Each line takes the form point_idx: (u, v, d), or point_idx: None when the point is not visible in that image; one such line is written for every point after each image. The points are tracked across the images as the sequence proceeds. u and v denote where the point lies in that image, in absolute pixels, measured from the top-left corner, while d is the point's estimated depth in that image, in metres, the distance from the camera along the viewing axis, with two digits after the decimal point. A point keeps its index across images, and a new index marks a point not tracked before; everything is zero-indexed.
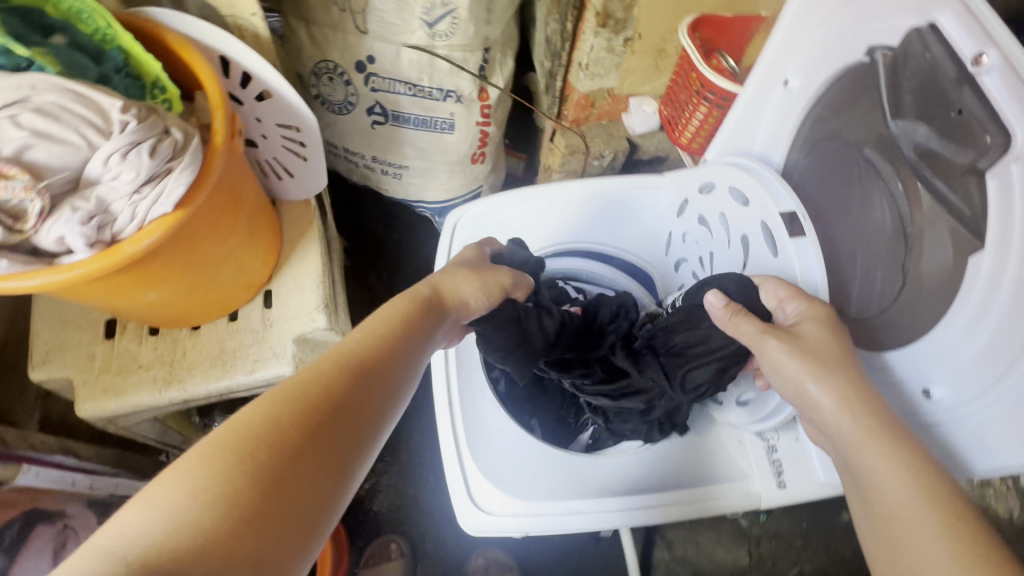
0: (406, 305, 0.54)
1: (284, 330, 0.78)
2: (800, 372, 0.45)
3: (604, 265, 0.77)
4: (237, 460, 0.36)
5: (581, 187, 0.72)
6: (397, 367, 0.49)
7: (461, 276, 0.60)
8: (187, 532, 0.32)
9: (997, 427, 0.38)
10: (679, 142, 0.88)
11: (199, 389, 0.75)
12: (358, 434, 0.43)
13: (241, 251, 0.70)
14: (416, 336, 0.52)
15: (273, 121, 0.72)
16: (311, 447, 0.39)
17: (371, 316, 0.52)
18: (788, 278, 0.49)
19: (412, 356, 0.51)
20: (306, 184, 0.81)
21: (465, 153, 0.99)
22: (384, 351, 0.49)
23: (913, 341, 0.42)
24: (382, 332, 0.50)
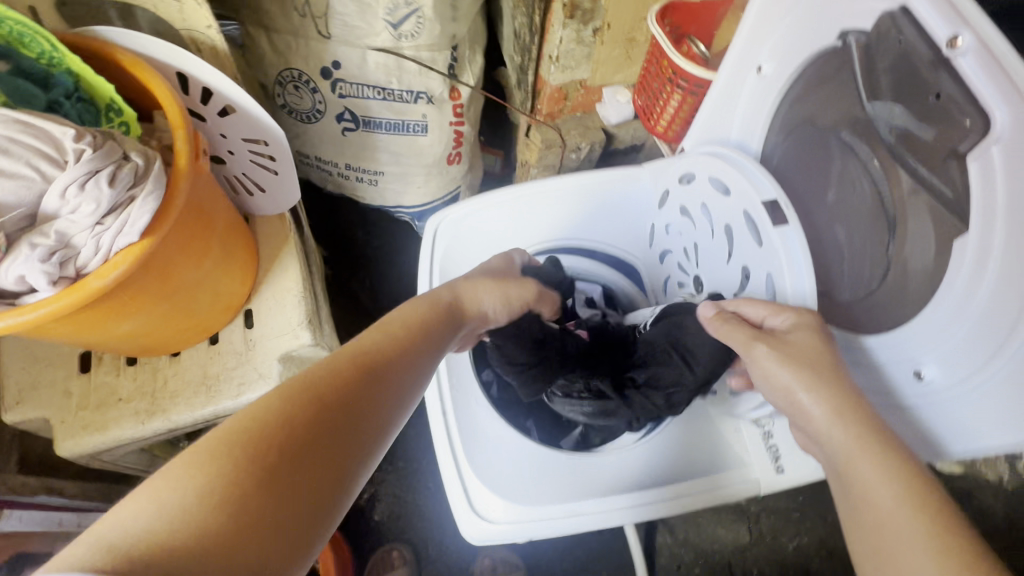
0: (419, 308, 0.55)
1: (269, 349, 0.77)
2: (791, 382, 0.45)
3: (589, 260, 0.76)
4: (243, 455, 0.36)
5: (566, 183, 0.71)
6: (402, 370, 0.49)
7: (484, 285, 0.61)
8: (184, 525, 0.31)
9: (982, 413, 0.39)
10: (655, 130, 0.88)
11: (183, 417, 0.72)
12: (364, 434, 0.43)
13: (218, 270, 0.68)
14: (427, 338, 0.53)
15: (240, 138, 0.69)
16: (317, 446, 0.39)
17: (385, 320, 0.53)
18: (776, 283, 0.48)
19: (422, 359, 0.52)
20: (280, 199, 0.79)
21: (441, 154, 0.97)
22: (393, 352, 0.50)
23: (900, 325, 0.43)
24: (397, 336, 0.51)
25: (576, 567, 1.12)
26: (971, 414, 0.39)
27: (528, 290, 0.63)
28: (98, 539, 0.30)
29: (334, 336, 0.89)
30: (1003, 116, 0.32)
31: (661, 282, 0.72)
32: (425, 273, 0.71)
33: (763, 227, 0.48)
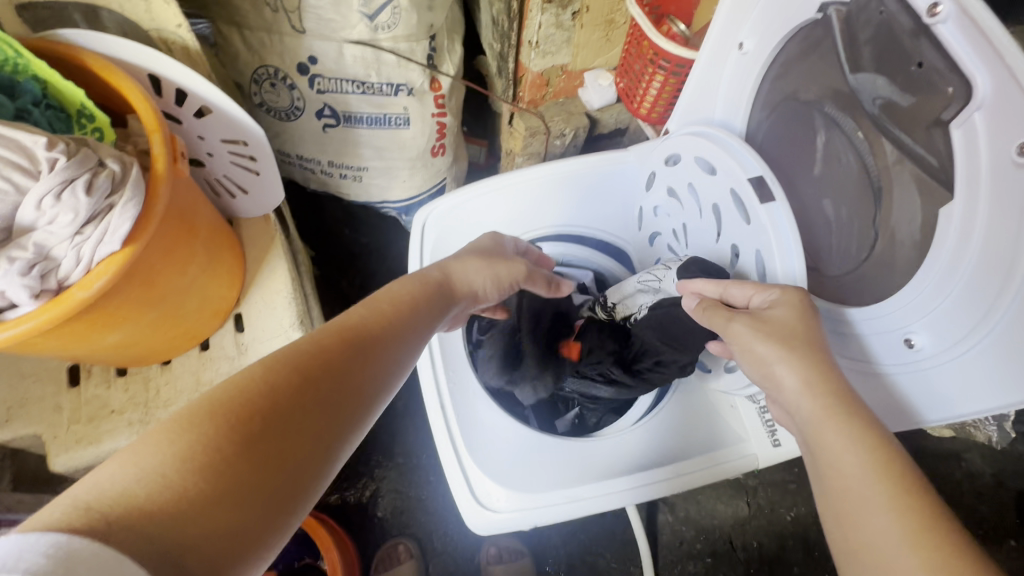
0: (409, 285, 0.56)
1: (261, 352, 0.76)
2: (768, 356, 0.45)
3: (579, 246, 0.76)
4: (225, 420, 0.35)
5: (552, 169, 0.71)
6: (392, 346, 0.49)
7: (472, 264, 0.61)
8: (166, 486, 0.31)
9: (959, 379, 0.39)
10: (639, 113, 0.88)
11: None
12: (350, 407, 0.43)
13: (205, 276, 0.67)
14: (415, 314, 0.53)
15: (218, 139, 0.68)
16: (301, 414, 0.39)
17: (376, 296, 0.53)
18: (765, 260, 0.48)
19: (412, 336, 0.52)
20: (263, 199, 0.77)
21: (424, 147, 0.96)
22: (383, 327, 0.50)
23: (887, 295, 0.43)
24: (387, 311, 0.51)
25: (580, 550, 1.13)
26: (952, 380, 0.40)
27: (518, 268, 0.63)
28: (73, 500, 0.29)
29: None
30: (985, 82, 0.32)
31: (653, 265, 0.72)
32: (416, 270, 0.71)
33: (750, 206, 0.48)
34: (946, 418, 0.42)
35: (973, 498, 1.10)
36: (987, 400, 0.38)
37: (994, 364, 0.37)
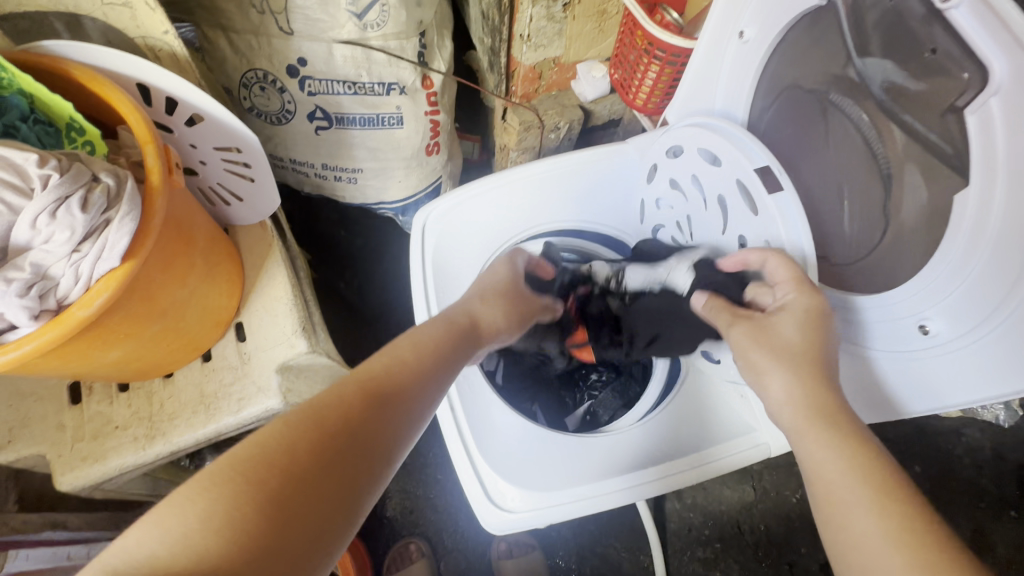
0: (429, 328, 0.58)
1: (264, 361, 0.75)
2: (765, 363, 0.49)
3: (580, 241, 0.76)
4: (252, 480, 0.37)
5: (550, 166, 0.70)
6: (413, 392, 0.50)
7: (488, 300, 0.64)
8: (189, 556, 0.33)
9: (947, 376, 0.41)
10: (634, 104, 0.87)
11: (184, 439, 0.71)
12: (373, 455, 0.44)
13: (205, 285, 0.66)
14: (436, 356, 0.54)
15: (212, 147, 0.67)
16: (323, 468, 0.40)
17: (396, 342, 0.54)
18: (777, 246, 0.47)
19: (434, 380, 0.52)
20: (259, 206, 0.76)
21: (419, 145, 0.95)
22: (403, 372, 0.51)
23: (891, 288, 0.44)
24: (405, 358, 0.52)
25: (591, 541, 1.14)
26: (926, 371, 0.43)
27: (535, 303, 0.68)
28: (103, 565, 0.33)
29: (330, 340, 0.88)
30: (1001, 68, 0.32)
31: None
32: (418, 275, 0.70)
33: (757, 195, 0.47)
34: (933, 408, 0.44)
35: (973, 471, 1.11)
36: (985, 391, 0.40)
37: (1004, 355, 0.37)
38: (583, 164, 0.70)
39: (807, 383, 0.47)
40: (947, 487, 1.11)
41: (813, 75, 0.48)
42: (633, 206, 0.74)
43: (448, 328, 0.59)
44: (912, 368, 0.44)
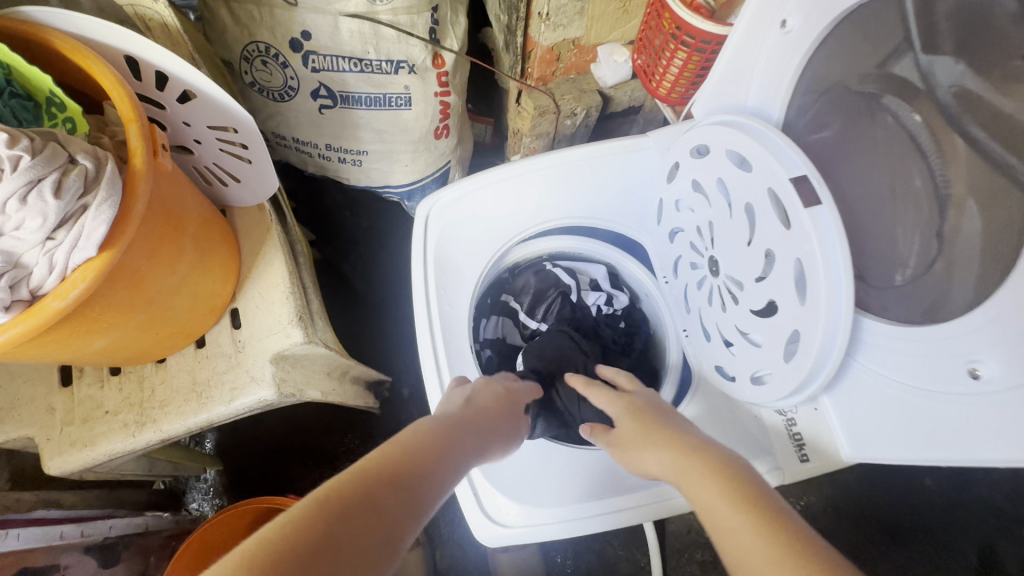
0: (451, 414, 0.55)
1: (260, 350, 0.73)
2: (641, 452, 0.54)
3: (591, 238, 0.77)
4: (268, 575, 0.32)
5: (565, 159, 0.66)
6: (433, 470, 0.47)
7: (498, 394, 0.61)
8: None
9: (964, 428, 0.38)
10: (657, 93, 0.82)
11: (175, 427, 0.69)
12: (391, 545, 0.39)
13: (196, 272, 0.64)
14: (456, 442, 0.51)
15: (206, 126, 0.64)
16: (342, 561, 0.35)
17: (416, 425, 0.52)
18: (807, 329, 0.42)
19: (452, 463, 0.49)
20: (256, 187, 0.74)
21: (427, 128, 0.91)
22: (423, 455, 0.47)
23: (922, 321, 0.40)
24: (428, 439, 0.50)
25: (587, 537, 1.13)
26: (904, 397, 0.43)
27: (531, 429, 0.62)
28: None
29: (330, 329, 0.86)
30: None
31: (671, 264, 0.64)
32: (418, 270, 0.67)
33: (790, 208, 0.41)
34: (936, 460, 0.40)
35: (988, 488, 1.07)
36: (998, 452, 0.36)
37: None
38: (596, 158, 0.66)
39: (670, 446, 0.52)
40: (956, 502, 1.08)
41: (866, 76, 0.43)
42: (649, 207, 0.70)
43: (473, 416, 0.56)
44: (881, 387, 0.44)
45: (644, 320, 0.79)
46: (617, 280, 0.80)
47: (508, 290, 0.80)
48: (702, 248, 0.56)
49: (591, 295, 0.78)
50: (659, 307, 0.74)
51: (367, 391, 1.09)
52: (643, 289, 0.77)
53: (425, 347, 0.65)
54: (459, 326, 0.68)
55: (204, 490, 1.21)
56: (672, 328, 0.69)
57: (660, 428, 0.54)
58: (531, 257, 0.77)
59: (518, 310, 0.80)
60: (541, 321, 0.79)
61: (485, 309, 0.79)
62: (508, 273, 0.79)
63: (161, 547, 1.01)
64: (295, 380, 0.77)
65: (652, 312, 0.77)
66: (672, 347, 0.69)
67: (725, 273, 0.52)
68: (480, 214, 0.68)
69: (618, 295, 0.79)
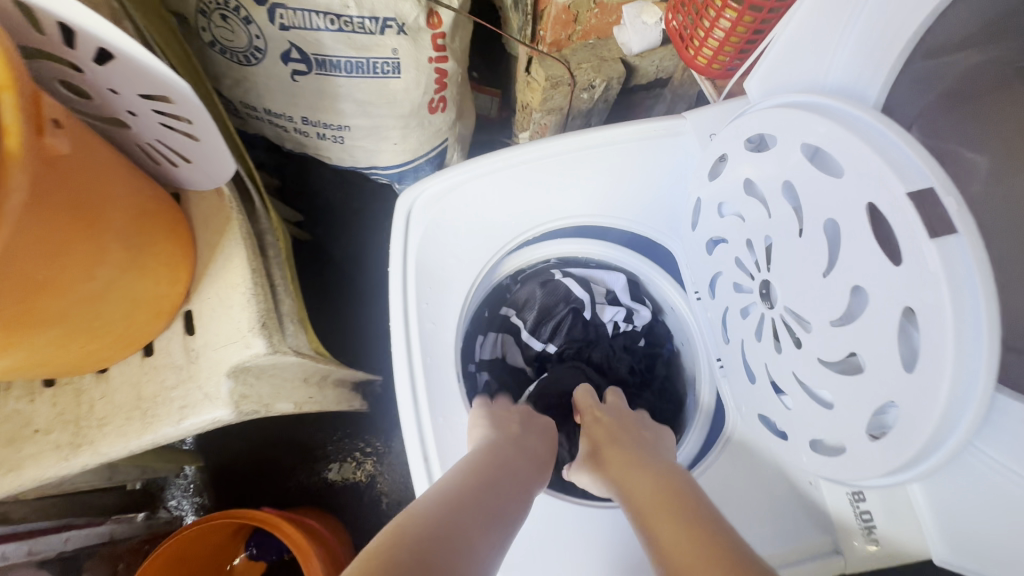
0: (500, 436, 0.53)
1: (214, 362, 0.62)
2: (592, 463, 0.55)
3: (603, 242, 0.65)
4: None
5: (574, 153, 0.56)
6: (488, 502, 0.45)
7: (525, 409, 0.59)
8: None
9: None
10: (693, 64, 0.68)
11: (115, 450, 0.59)
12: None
13: (133, 275, 0.54)
14: (506, 468, 0.49)
15: (138, 94, 0.51)
16: None
17: (466, 456, 0.50)
18: (915, 408, 0.30)
19: (506, 492, 0.47)
20: (211, 170, 0.63)
21: (420, 101, 0.78)
22: (477, 486, 0.46)
23: None
24: (479, 471, 0.48)
25: None
26: None
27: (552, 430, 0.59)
28: None
29: (303, 333, 0.75)
30: None
31: (709, 284, 0.51)
32: (396, 276, 0.56)
33: (902, 233, 0.28)
34: None
35: None
36: None
37: None
38: (610, 145, 0.56)
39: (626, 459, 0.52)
40: None
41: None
42: (678, 206, 0.57)
43: (523, 442, 0.54)
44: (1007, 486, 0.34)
45: (668, 338, 0.69)
46: (638, 292, 0.70)
47: (510, 303, 0.69)
48: (750, 269, 0.43)
49: (606, 309, 0.69)
50: (686, 326, 0.63)
51: (353, 392, 1.00)
52: (667, 302, 0.66)
53: (400, 369, 0.55)
54: (444, 345, 0.57)
55: (184, 487, 1.13)
56: (703, 349, 0.59)
57: (618, 444, 0.54)
58: (537, 266, 0.67)
59: (522, 328, 0.70)
60: (548, 342, 0.69)
61: (483, 323, 0.69)
62: (509, 283, 0.68)
63: (133, 551, 0.97)
64: (260, 394, 0.67)
65: (677, 330, 0.67)
66: (702, 381, 0.61)
67: (782, 304, 0.40)
68: (475, 210, 0.57)
69: (639, 310, 0.69)
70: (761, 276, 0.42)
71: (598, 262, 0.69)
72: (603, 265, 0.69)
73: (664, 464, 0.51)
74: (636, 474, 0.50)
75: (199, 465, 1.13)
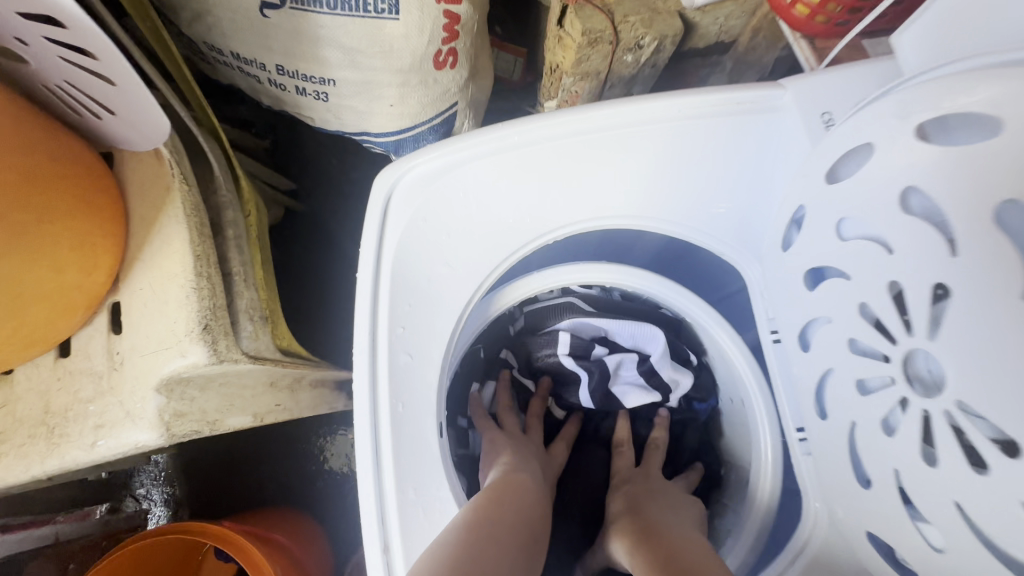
0: (529, 470, 0.51)
1: (140, 372, 0.49)
2: (617, 512, 0.53)
3: (635, 272, 0.57)
4: None
5: (619, 137, 0.43)
6: (510, 531, 0.42)
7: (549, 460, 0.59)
8: None
9: None
10: (791, 14, 0.50)
11: (13, 477, 0.48)
12: None
13: (20, 263, 0.42)
14: (525, 494, 0.47)
15: (16, 13, 0.37)
16: None
17: (494, 483, 0.48)
18: None
19: (523, 519, 0.44)
20: (144, 129, 0.49)
21: (422, 52, 0.61)
22: (504, 515, 0.43)
23: None
24: (502, 498, 0.45)
25: None
26: None
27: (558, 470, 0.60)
28: None
29: (267, 331, 0.62)
30: None
31: (806, 330, 0.38)
32: (366, 277, 0.44)
33: None
34: None
35: None
36: None
37: None
38: (674, 120, 0.43)
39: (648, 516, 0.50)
40: None
41: None
42: (756, 215, 0.46)
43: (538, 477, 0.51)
44: None
45: (712, 392, 0.62)
46: (678, 351, 0.60)
47: (510, 343, 0.64)
48: (891, 328, 0.31)
49: (618, 386, 0.60)
50: (737, 375, 0.54)
51: (336, 393, 0.86)
52: (715, 346, 0.57)
53: (362, 400, 0.44)
54: (424, 381, 0.46)
55: (154, 475, 1.00)
56: (763, 406, 0.51)
57: (647, 507, 0.52)
58: (548, 303, 0.61)
59: (519, 374, 0.65)
60: (554, 397, 0.66)
61: (480, 366, 0.64)
62: (517, 317, 0.63)
63: (88, 550, 0.87)
64: (205, 408, 0.54)
65: (724, 380, 0.59)
66: (766, 458, 0.51)
67: (953, 393, 0.28)
68: (479, 198, 0.45)
69: (681, 380, 0.58)
70: (898, 350, 0.30)
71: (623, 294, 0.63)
72: (631, 321, 0.58)
73: (687, 531, 0.48)
74: (659, 532, 0.47)
75: (170, 452, 1.00)
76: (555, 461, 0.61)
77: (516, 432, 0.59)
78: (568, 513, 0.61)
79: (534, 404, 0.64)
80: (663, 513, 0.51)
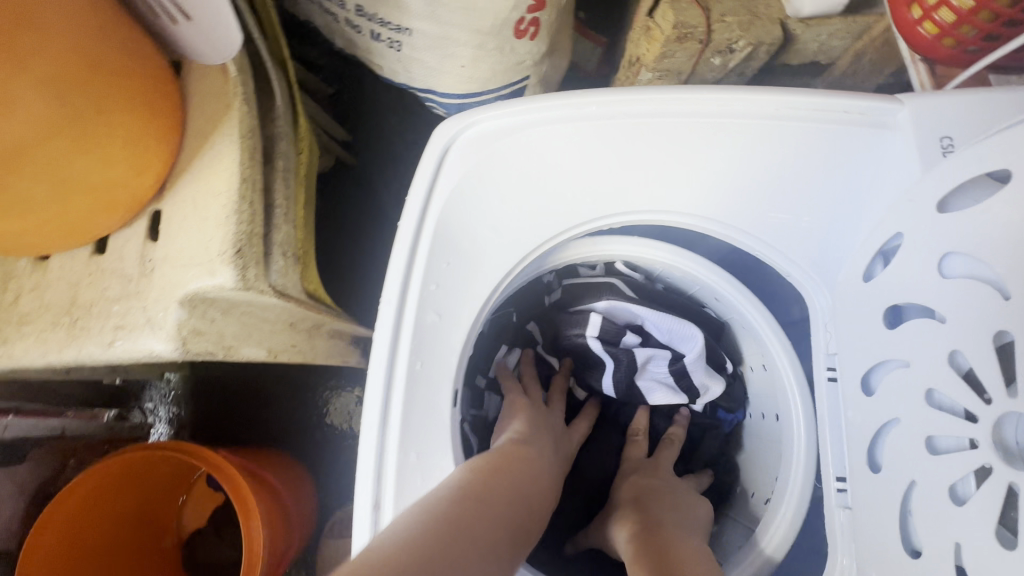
0: (538, 448, 0.49)
1: (168, 281, 0.49)
2: (623, 500, 0.51)
3: (692, 254, 0.52)
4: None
5: (697, 129, 0.41)
6: (506, 493, 0.42)
7: (566, 433, 0.57)
8: None
9: None
10: (926, 43, 0.49)
11: (30, 360, 0.49)
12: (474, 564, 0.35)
13: (68, 148, 0.41)
14: (528, 465, 0.46)
15: None
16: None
17: (502, 449, 0.47)
18: None
19: (519, 485, 0.43)
20: (215, 39, 0.48)
21: (504, 17, 0.59)
22: (505, 480, 0.43)
23: None
24: (507, 463, 0.45)
25: None
26: None
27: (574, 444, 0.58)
28: None
29: (296, 270, 0.61)
30: None
31: (890, 365, 0.37)
32: (413, 213, 0.43)
33: None
34: None
35: None
36: None
37: None
38: (771, 115, 0.41)
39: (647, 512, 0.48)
40: None
41: None
42: (838, 222, 0.42)
43: (547, 454, 0.50)
44: None
45: (741, 406, 0.59)
46: (714, 356, 0.56)
47: (539, 316, 0.61)
48: (986, 387, 0.30)
49: (644, 380, 0.57)
50: (780, 385, 0.50)
51: (351, 347, 0.85)
52: (760, 355, 0.53)
53: (385, 337, 0.43)
54: (446, 344, 0.44)
55: (164, 392, 1.02)
56: (803, 423, 0.47)
57: (651, 501, 0.50)
58: (588, 280, 0.56)
59: (542, 348, 0.63)
60: (575, 382, 0.64)
61: (508, 331, 0.61)
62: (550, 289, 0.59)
63: (90, 450, 0.90)
64: (223, 332, 0.54)
65: (758, 395, 0.55)
66: (792, 489, 0.47)
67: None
68: (543, 157, 0.42)
69: (712, 386, 0.55)
70: (989, 412, 0.30)
71: (666, 286, 0.59)
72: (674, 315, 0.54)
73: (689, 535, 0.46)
74: (658, 528, 0.45)
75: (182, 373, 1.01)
76: (574, 439, 0.59)
77: (542, 402, 0.57)
78: (557, 515, 0.58)
79: (557, 381, 0.61)
80: (670, 512, 0.49)
